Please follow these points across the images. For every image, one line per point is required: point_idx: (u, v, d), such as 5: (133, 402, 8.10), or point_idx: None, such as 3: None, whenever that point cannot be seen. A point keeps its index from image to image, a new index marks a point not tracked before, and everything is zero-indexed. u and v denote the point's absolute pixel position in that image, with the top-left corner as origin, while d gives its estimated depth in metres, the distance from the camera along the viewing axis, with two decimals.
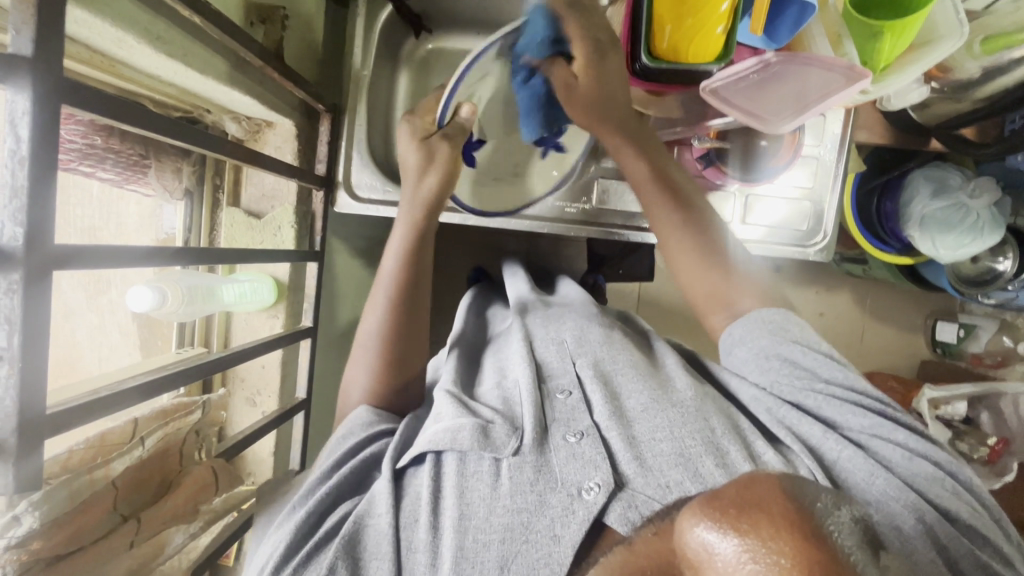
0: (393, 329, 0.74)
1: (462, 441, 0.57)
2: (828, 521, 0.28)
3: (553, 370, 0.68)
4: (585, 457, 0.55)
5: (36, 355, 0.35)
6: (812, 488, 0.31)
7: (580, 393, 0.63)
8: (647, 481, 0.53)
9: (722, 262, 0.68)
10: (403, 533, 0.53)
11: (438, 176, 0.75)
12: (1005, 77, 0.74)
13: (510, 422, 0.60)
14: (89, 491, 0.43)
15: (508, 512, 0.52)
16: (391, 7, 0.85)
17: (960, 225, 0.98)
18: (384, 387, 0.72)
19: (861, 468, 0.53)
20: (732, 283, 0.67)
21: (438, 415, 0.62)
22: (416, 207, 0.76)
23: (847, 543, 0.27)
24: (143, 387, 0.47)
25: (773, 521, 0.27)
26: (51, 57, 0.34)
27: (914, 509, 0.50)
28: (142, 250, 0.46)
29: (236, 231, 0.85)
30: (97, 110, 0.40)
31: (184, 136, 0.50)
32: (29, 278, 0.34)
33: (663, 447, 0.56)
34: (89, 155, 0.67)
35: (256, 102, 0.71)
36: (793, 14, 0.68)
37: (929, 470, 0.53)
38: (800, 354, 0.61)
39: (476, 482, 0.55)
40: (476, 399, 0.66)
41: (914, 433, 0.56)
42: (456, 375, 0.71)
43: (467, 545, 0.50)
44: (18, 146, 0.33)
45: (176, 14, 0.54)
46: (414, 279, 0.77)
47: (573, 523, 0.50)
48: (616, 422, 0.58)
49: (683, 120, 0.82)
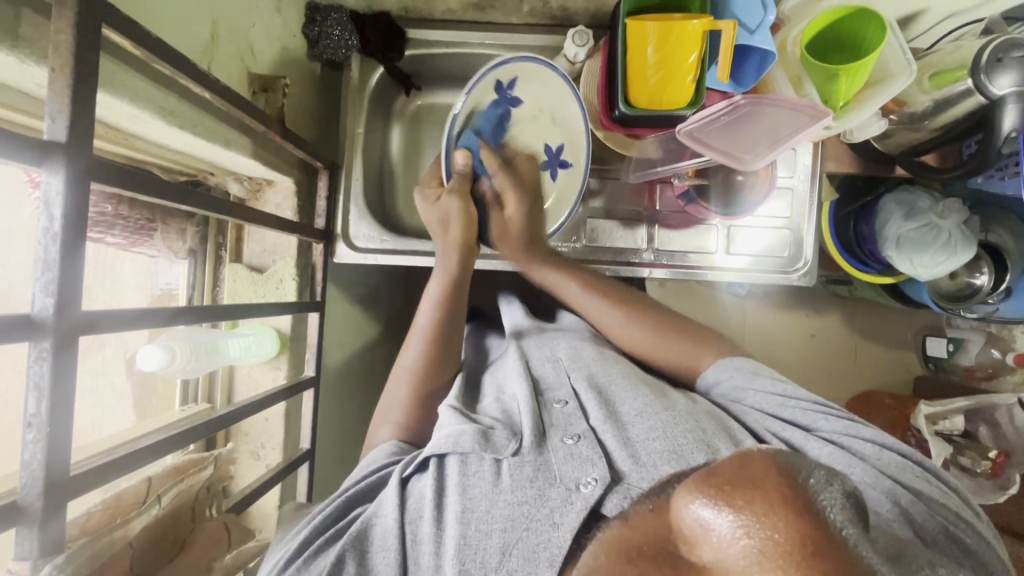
0: (429, 362, 0.76)
1: (464, 444, 0.58)
2: (820, 495, 0.29)
3: (549, 385, 0.69)
4: (582, 455, 0.56)
5: (61, 420, 0.37)
6: (804, 463, 0.31)
7: (576, 402, 0.65)
8: (642, 475, 0.53)
9: (680, 327, 0.77)
10: (409, 527, 0.54)
11: (461, 223, 0.79)
12: (955, 108, 0.77)
13: (509, 428, 0.61)
14: (109, 551, 0.44)
15: (510, 505, 0.52)
16: (382, 70, 0.91)
17: (934, 244, 1.02)
18: (413, 418, 0.72)
19: (840, 461, 0.55)
20: (692, 347, 0.74)
21: (439, 425, 0.64)
22: (450, 252, 0.80)
23: (837, 517, 0.28)
24: (156, 445, 0.49)
25: (768, 497, 0.27)
26: (82, 140, 0.37)
27: (890, 494, 0.52)
28: (156, 311, 0.47)
29: (238, 286, 0.87)
30: (119, 183, 0.43)
31: (192, 202, 0.53)
32: (57, 346, 0.36)
33: (656, 445, 0.56)
34: (99, 222, 0.70)
35: (259, 163, 0.75)
36: (755, 61, 0.74)
37: (898, 459, 0.55)
38: (769, 384, 0.65)
39: (477, 480, 0.55)
40: (477, 412, 0.67)
41: (880, 428, 0.59)
42: (457, 392, 0.72)
43: (470, 535, 0.51)
44: (51, 223, 0.36)
45: (186, 90, 0.58)
46: (452, 320, 0.79)
47: (572, 512, 0.50)
48: (611, 425, 0.59)
49: (663, 160, 0.87)
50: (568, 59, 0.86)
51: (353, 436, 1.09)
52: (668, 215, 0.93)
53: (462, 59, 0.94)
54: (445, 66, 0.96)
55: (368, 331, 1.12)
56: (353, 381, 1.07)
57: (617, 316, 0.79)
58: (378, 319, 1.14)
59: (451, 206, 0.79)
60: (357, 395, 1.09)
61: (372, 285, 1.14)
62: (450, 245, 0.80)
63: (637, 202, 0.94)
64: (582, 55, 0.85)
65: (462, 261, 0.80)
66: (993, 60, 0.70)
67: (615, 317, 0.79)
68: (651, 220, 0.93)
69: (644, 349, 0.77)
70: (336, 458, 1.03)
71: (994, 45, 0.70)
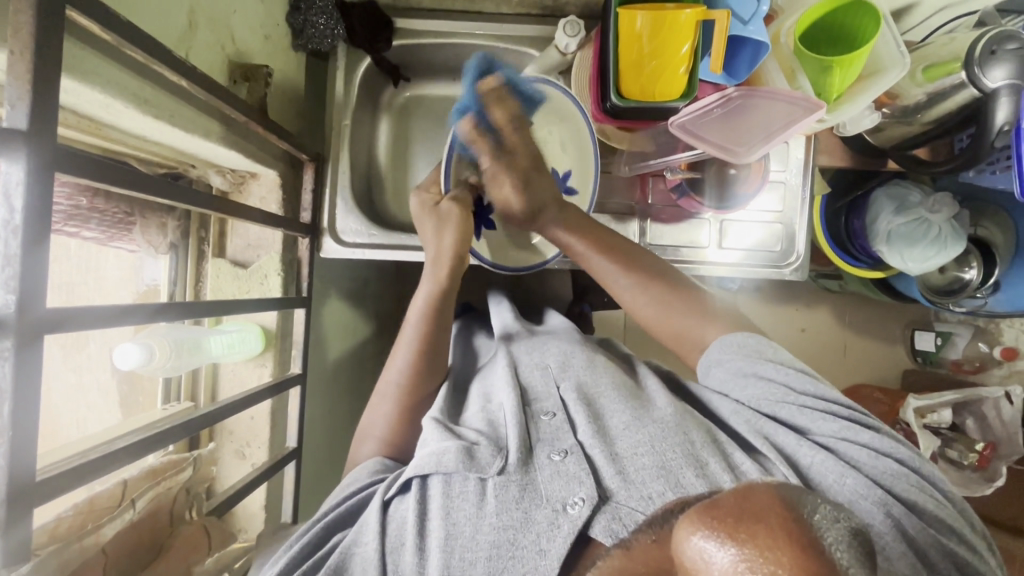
0: (416, 373, 0.75)
1: (447, 463, 0.56)
2: (823, 531, 0.29)
3: (537, 394, 0.68)
4: (570, 473, 0.55)
5: (25, 423, 0.35)
6: (808, 499, 0.31)
7: (564, 414, 0.64)
8: (630, 493, 0.52)
9: (688, 300, 0.72)
10: (390, 557, 0.53)
11: (456, 234, 0.77)
12: (947, 102, 0.77)
13: (495, 443, 0.60)
14: (79, 558, 0.43)
15: (495, 529, 0.52)
16: (370, 60, 0.89)
17: (924, 239, 1.02)
18: (396, 434, 0.72)
19: (831, 469, 0.55)
20: (695, 320, 0.71)
21: (424, 442, 0.62)
22: (440, 265, 0.77)
23: (841, 556, 0.28)
24: (131, 448, 0.47)
25: (770, 532, 0.28)
26: (45, 129, 0.35)
27: (883, 504, 0.52)
28: (131, 308, 0.46)
29: (221, 281, 0.85)
30: (91, 175, 0.41)
31: (171, 195, 0.51)
32: (20, 344, 0.35)
33: (644, 461, 0.56)
34: (74, 216, 0.68)
35: (242, 156, 0.73)
36: (749, 53, 0.73)
37: (896, 467, 0.55)
38: (774, 372, 0.63)
39: (461, 503, 0.54)
40: (461, 424, 0.66)
41: (879, 433, 0.58)
42: (443, 404, 0.71)
43: (454, 564, 0.50)
44: (11, 216, 0.34)
45: (162, 79, 0.56)
46: (441, 321, 0.77)
47: (559, 538, 0.49)
48: (599, 440, 0.58)
49: (655, 153, 0.86)
50: (559, 50, 0.85)
51: (341, 434, 1.08)
52: (661, 209, 0.92)
53: (452, 49, 0.92)
54: (433, 57, 0.94)
55: (356, 327, 1.10)
56: (341, 379, 1.06)
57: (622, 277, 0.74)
58: (366, 315, 1.13)
59: (450, 214, 0.77)
60: (346, 393, 1.08)
61: (361, 281, 1.12)
62: (444, 260, 0.77)
63: (629, 196, 0.93)
64: (573, 46, 0.84)
65: (452, 271, 0.78)
66: (986, 53, 0.69)
67: (625, 283, 0.74)
68: (644, 214, 0.92)
69: (647, 317, 0.74)
70: (324, 456, 1.02)
71: (986, 38, 0.69)
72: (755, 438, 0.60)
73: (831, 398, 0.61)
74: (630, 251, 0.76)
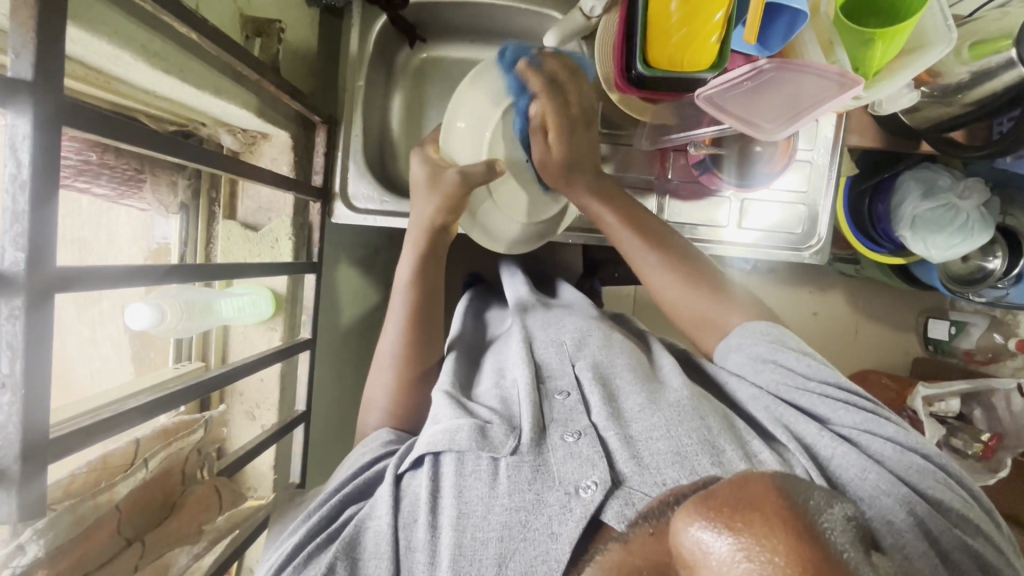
0: (417, 302, 0.76)
1: (460, 441, 0.57)
2: (823, 517, 0.28)
3: (552, 371, 0.67)
4: (583, 455, 0.55)
5: (37, 381, 0.35)
6: (807, 487, 0.30)
7: (579, 394, 0.63)
8: (643, 479, 0.52)
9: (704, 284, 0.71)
10: (403, 532, 0.54)
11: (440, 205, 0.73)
12: (993, 82, 0.73)
13: (507, 422, 0.60)
14: (94, 515, 0.44)
15: (506, 510, 0.52)
16: (385, 18, 0.85)
17: (951, 225, 0.99)
18: (401, 403, 0.73)
19: (853, 463, 0.53)
20: (718, 307, 0.70)
21: (436, 417, 0.62)
22: (420, 228, 0.76)
23: (839, 540, 0.27)
24: (144, 407, 0.47)
25: (767, 520, 0.27)
26: (50, 79, 0.34)
27: (905, 503, 0.50)
28: (140, 269, 0.45)
29: (232, 244, 0.85)
30: (101, 131, 0.40)
31: (182, 155, 0.50)
32: (31, 303, 0.34)
33: (660, 446, 0.55)
34: (84, 171, 0.67)
35: (253, 115, 0.71)
36: (785, 21, 0.68)
37: (920, 463, 0.53)
38: (796, 361, 0.62)
39: (474, 481, 0.55)
40: (475, 400, 0.66)
41: (902, 427, 0.57)
42: (455, 376, 0.71)
43: (465, 543, 0.50)
44: (18, 170, 0.33)
45: (172, 29, 0.54)
46: (429, 297, 0.77)
47: (570, 520, 0.49)
48: (614, 422, 0.58)
49: (678, 126, 0.83)
50: (584, 13, 0.79)
51: (349, 401, 1.08)
52: (679, 185, 0.90)
53: (472, 8, 0.87)
54: (451, 16, 0.89)
55: (366, 293, 1.10)
56: (350, 344, 1.06)
57: (647, 251, 0.73)
58: (377, 282, 1.12)
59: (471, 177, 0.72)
60: (355, 358, 1.08)
61: (372, 248, 1.10)
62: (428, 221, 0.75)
63: (648, 170, 0.90)
64: (598, 9, 0.78)
65: (435, 239, 0.76)
66: None
67: (651, 261, 0.73)
68: (662, 189, 0.90)
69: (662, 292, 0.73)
70: (333, 420, 1.03)
71: None
72: (774, 428, 0.59)
73: (857, 391, 0.60)
74: (653, 227, 0.75)
